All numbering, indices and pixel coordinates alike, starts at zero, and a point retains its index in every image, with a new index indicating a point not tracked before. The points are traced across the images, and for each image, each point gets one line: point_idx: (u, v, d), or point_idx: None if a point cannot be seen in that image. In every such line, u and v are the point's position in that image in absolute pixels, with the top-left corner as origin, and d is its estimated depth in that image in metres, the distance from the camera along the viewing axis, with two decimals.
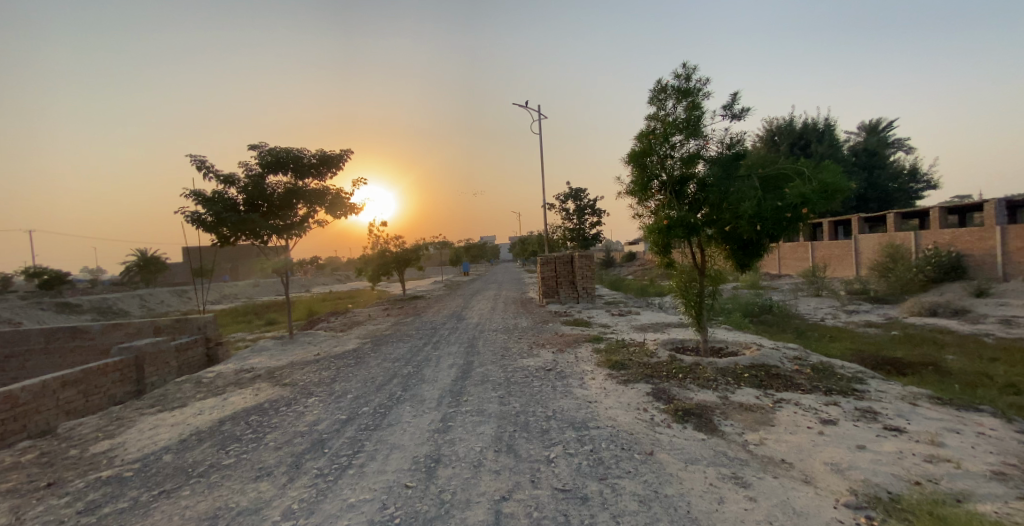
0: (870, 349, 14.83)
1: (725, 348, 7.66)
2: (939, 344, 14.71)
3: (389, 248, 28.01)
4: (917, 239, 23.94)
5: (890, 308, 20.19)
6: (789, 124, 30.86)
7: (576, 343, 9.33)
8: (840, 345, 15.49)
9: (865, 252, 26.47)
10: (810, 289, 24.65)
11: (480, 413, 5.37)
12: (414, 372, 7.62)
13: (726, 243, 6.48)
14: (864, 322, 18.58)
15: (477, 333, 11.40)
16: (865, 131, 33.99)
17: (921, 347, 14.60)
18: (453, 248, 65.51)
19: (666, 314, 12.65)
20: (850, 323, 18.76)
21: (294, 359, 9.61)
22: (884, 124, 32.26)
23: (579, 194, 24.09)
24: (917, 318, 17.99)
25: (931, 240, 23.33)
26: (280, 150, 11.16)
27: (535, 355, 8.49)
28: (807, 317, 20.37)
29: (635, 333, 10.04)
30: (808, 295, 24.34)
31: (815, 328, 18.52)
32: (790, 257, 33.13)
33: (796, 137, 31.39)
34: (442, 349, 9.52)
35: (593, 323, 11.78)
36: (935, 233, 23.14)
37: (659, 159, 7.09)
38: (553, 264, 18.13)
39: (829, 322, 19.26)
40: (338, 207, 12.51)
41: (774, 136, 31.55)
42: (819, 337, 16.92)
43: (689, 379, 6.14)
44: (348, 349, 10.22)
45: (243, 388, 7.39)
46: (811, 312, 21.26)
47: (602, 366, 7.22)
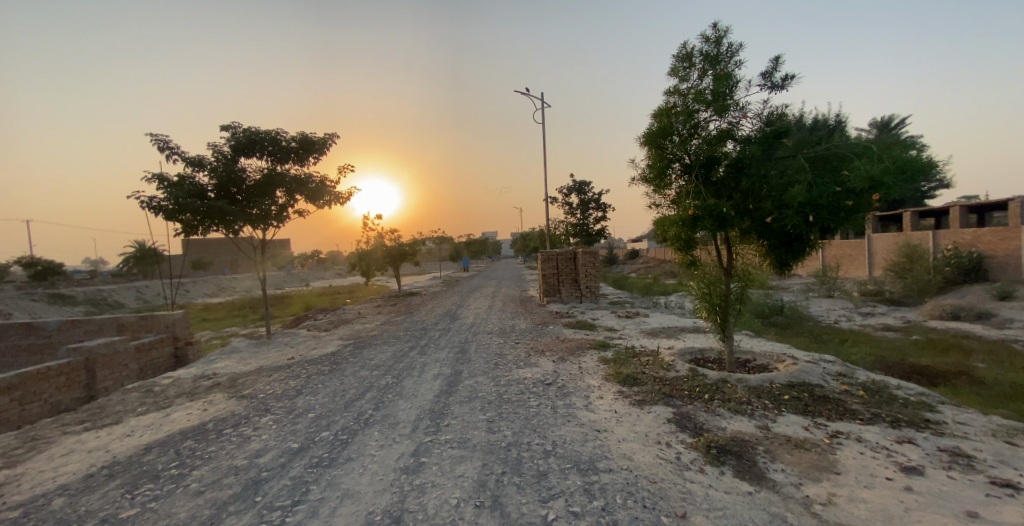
0: (891, 355, 13.79)
1: (753, 361, 6.59)
2: (966, 350, 13.68)
3: (385, 241, 27.02)
4: (935, 239, 22.75)
5: (908, 311, 19.09)
6: None
7: (579, 350, 8.32)
8: (860, 351, 14.44)
9: (880, 252, 25.30)
10: (822, 290, 23.55)
11: (462, 444, 4.35)
12: (392, 384, 6.60)
13: (763, 237, 5.35)
14: (882, 325, 17.51)
15: (469, 336, 10.39)
16: (877, 127, 32.83)
17: (947, 354, 13.54)
18: (453, 244, 64.66)
19: (678, 317, 11.59)
20: (867, 326, 17.68)
21: (264, 363, 8.63)
22: (898, 120, 31.09)
23: (584, 187, 22.96)
24: (938, 321, 16.91)
25: (951, 239, 22.13)
26: (255, 131, 10.11)
27: (532, 364, 7.49)
28: (821, 319, 19.29)
29: (646, 340, 9.00)
30: (820, 296, 23.24)
31: (830, 330, 17.46)
32: None
33: None
34: (429, 355, 8.51)
35: (598, 327, 10.76)
36: (954, 233, 21.97)
37: (681, 140, 6.15)
38: (555, 260, 17.12)
39: (844, 325, 18.20)
40: (322, 195, 11.44)
41: None
42: (834, 341, 15.87)
43: (716, 402, 5.06)
44: (325, 353, 9.21)
45: (193, 401, 6.44)
46: (823, 314, 20.19)
47: (609, 381, 6.20)
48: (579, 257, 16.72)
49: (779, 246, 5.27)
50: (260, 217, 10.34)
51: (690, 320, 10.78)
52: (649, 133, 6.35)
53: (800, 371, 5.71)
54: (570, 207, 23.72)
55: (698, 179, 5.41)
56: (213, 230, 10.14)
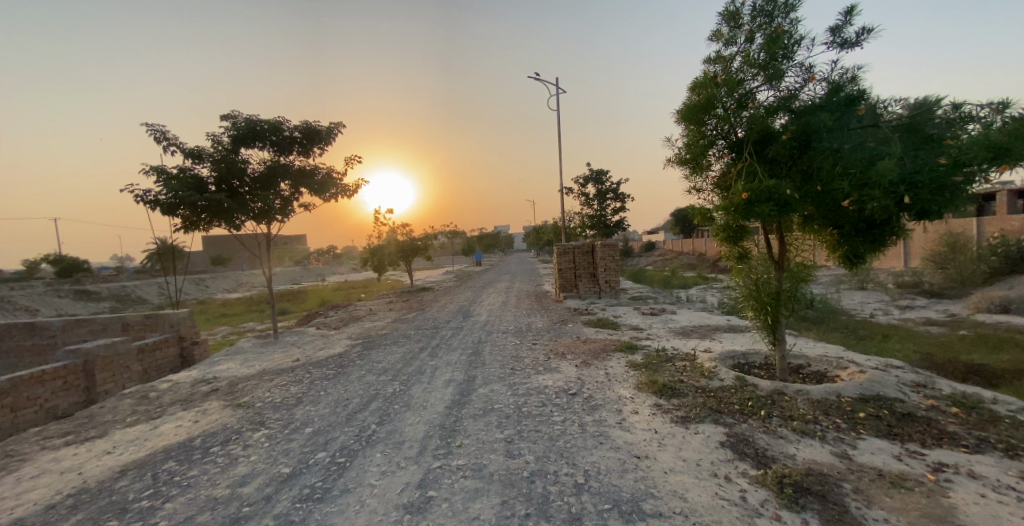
0: (940, 352, 12.67)
1: (807, 368, 5.80)
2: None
3: (397, 236, 26.57)
4: (979, 227, 21.21)
5: (951, 303, 17.78)
6: None
7: (604, 352, 7.56)
8: (903, 348, 13.33)
9: (917, 242, 23.72)
10: (854, 282, 22.25)
11: (477, 473, 3.67)
12: (399, 393, 5.96)
13: (830, 223, 4.54)
14: (924, 319, 16.27)
15: (483, 336, 9.72)
16: None
17: (1003, 350, 12.37)
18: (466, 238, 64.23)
19: (708, 314, 10.72)
20: (907, 320, 16.43)
21: (266, 365, 8.11)
22: None
23: (601, 176, 21.99)
24: (988, 315, 15.61)
25: (997, 227, 20.58)
26: (256, 120, 9.49)
27: (552, 369, 6.78)
28: (855, 313, 18.10)
29: (677, 341, 8.19)
30: (853, 289, 21.91)
31: (866, 325, 16.31)
32: None
33: None
34: (439, 358, 7.86)
35: (621, 326, 9.97)
36: (1001, 220, 20.42)
37: (726, 113, 5.30)
38: (572, 254, 16.31)
39: (882, 318, 16.99)
40: (327, 187, 10.85)
41: None
42: (873, 336, 14.76)
43: (775, 420, 4.27)
44: (332, 354, 8.67)
45: (186, 410, 5.90)
46: (857, 307, 18.99)
47: (643, 392, 5.45)
48: (598, 250, 15.91)
49: (850, 233, 4.47)
50: (263, 211, 9.78)
51: (723, 318, 9.91)
52: (686, 107, 5.55)
53: (869, 381, 4.92)
54: (587, 198, 22.77)
55: (752, 157, 4.60)
56: (215, 225, 9.65)
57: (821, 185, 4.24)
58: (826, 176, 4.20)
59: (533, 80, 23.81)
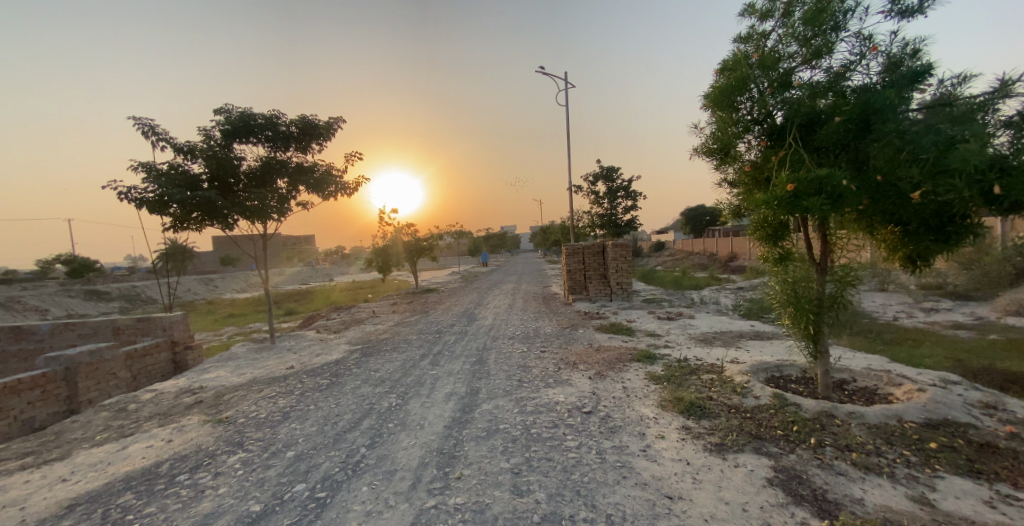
0: (973, 357, 11.84)
1: (853, 384, 5.17)
2: None
3: (403, 236, 26.13)
4: (1007, 225, 20.16)
5: (979, 305, 16.84)
6: None
7: (621, 362, 6.93)
8: (933, 352, 12.51)
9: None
10: (874, 283, 21.33)
11: (478, 516, 3.08)
12: (395, 408, 5.41)
13: (891, 219, 3.87)
14: (952, 322, 15.37)
15: (489, 342, 9.14)
16: None
17: None
18: (473, 239, 63.84)
19: (729, 319, 10.05)
20: (934, 324, 15.53)
21: (257, 372, 7.60)
22: None
23: (612, 173, 21.31)
24: (1021, 318, 14.68)
25: None
26: (251, 114, 8.94)
27: (564, 381, 6.18)
28: (876, 316, 17.24)
29: (698, 350, 7.54)
30: (873, 291, 20.98)
31: (890, 328, 15.46)
32: None
33: None
34: (441, 367, 7.29)
35: (637, 331, 9.32)
36: None
37: (760, 96, 4.67)
38: (582, 254, 15.72)
39: (906, 322, 16.12)
40: (326, 185, 10.31)
41: None
42: (898, 340, 13.94)
43: (830, 451, 3.63)
44: (327, 361, 8.14)
45: (163, 426, 5.40)
46: (878, 309, 18.11)
47: (668, 411, 4.84)
48: (609, 250, 15.28)
49: (917, 230, 3.78)
50: (257, 209, 9.26)
51: (746, 325, 9.23)
52: (714, 91, 4.94)
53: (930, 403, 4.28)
54: (597, 197, 22.09)
55: (795, 143, 3.98)
56: (207, 224, 9.16)
57: (882, 173, 3.57)
58: (890, 163, 3.54)
59: (538, 70, 21.71)
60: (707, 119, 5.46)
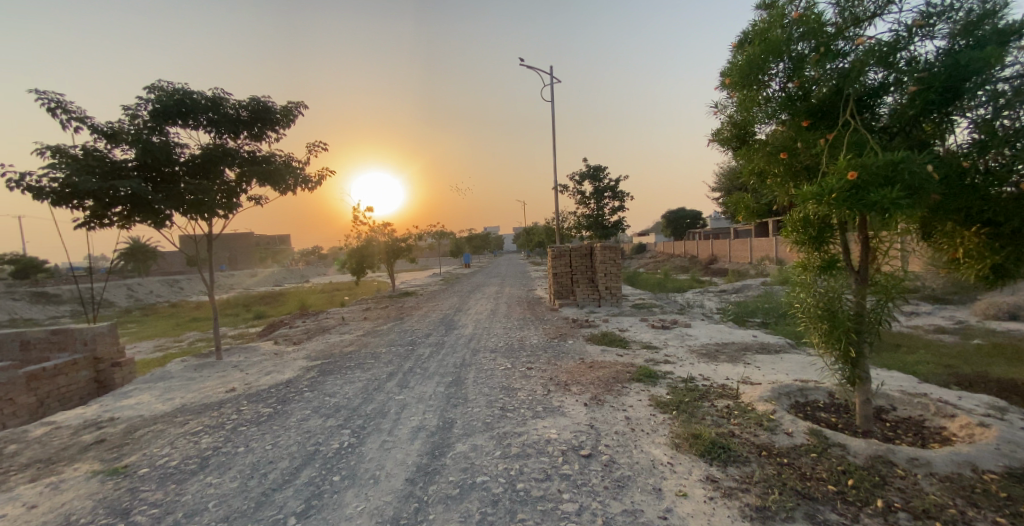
0: (954, 363, 11.25)
1: (892, 413, 4.37)
2: None
3: (377, 236, 24.76)
4: None
5: (956, 310, 16.55)
6: None
7: (619, 383, 6.00)
8: (915, 357, 11.93)
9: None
10: None
11: None
12: (347, 450, 4.33)
13: (981, 217, 3.06)
14: (937, 327, 14.94)
15: (467, 356, 8.10)
16: None
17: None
18: (454, 240, 62.78)
19: (727, 329, 9.30)
20: (916, 328, 15.06)
21: (189, 397, 6.38)
22: None
23: (599, 172, 20.56)
24: (995, 323, 14.39)
25: None
26: (188, 92, 7.66)
27: (554, 408, 5.22)
28: None
29: (703, 367, 6.67)
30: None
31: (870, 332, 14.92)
32: None
33: None
34: (410, 390, 6.21)
35: (631, 343, 8.42)
36: None
37: (795, 67, 3.81)
38: (568, 257, 14.99)
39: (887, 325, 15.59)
40: (282, 177, 9.15)
41: None
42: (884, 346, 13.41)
43: (907, 522, 2.76)
44: (277, 383, 6.97)
45: (38, 472, 4.15)
46: None
47: (684, 453, 3.93)
48: (597, 253, 14.45)
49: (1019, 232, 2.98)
50: (196, 203, 8.03)
51: (748, 336, 8.47)
52: (737, 63, 4.07)
53: (996, 446, 3.37)
54: (583, 197, 21.28)
55: (852, 122, 3.15)
56: (134, 219, 7.86)
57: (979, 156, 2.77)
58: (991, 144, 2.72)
59: (519, 64, 22.07)
60: (722, 100, 4.63)
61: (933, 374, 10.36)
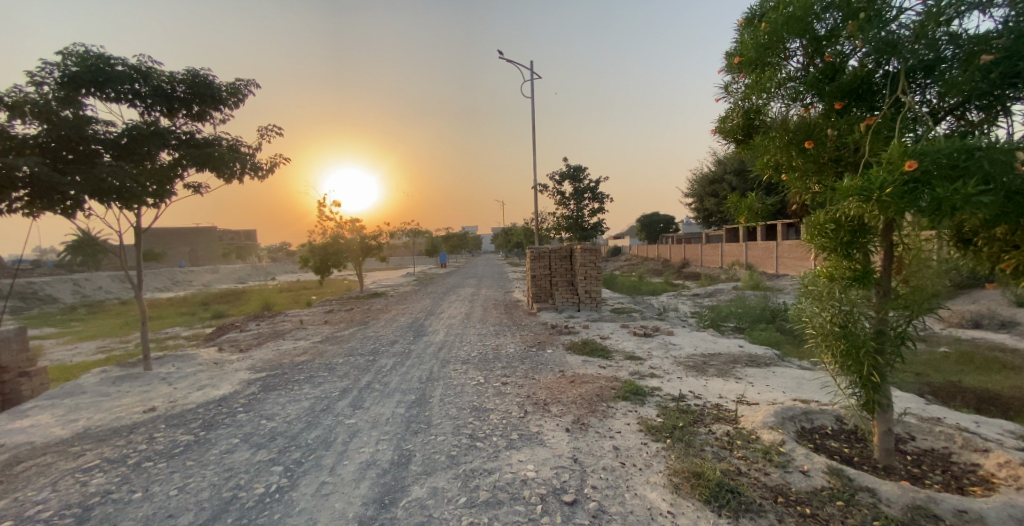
0: (928, 371, 11.29)
1: (912, 444, 3.87)
2: (1011, 366, 11.26)
3: (345, 233, 23.44)
4: None
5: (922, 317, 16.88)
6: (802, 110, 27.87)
7: (603, 403, 5.33)
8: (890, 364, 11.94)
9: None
10: None
11: None
12: (272, 497, 3.46)
13: None
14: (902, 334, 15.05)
15: (434, 369, 7.28)
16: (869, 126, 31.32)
17: (994, 370, 11.12)
18: (429, 239, 61.43)
19: (711, 337, 8.84)
20: None
21: (96, 419, 5.32)
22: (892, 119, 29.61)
23: (578, 172, 20.06)
24: (960, 330, 14.67)
25: None
26: (108, 60, 6.69)
27: (531, 435, 4.50)
28: None
29: (693, 382, 6.09)
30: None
31: None
32: (788, 256, 29.42)
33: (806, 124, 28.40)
34: (364, 412, 5.37)
35: (614, 354, 7.78)
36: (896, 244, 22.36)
37: (824, 41, 3.19)
38: (547, 259, 14.35)
39: None
40: (227, 163, 8.12)
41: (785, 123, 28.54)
42: None
43: None
44: (208, 402, 5.96)
45: None
46: None
47: (685, 498, 3.27)
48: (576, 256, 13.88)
49: None
50: (117, 189, 6.85)
51: (733, 346, 8.00)
52: (753, 39, 3.44)
53: None
54: (562, 198, 20.71)
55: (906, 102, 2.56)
56: (41, 207, 6.68)
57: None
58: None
59: (499, 58, 21.59)
60: (728, 84, 4.01)
61: (909, 383, 10.24)
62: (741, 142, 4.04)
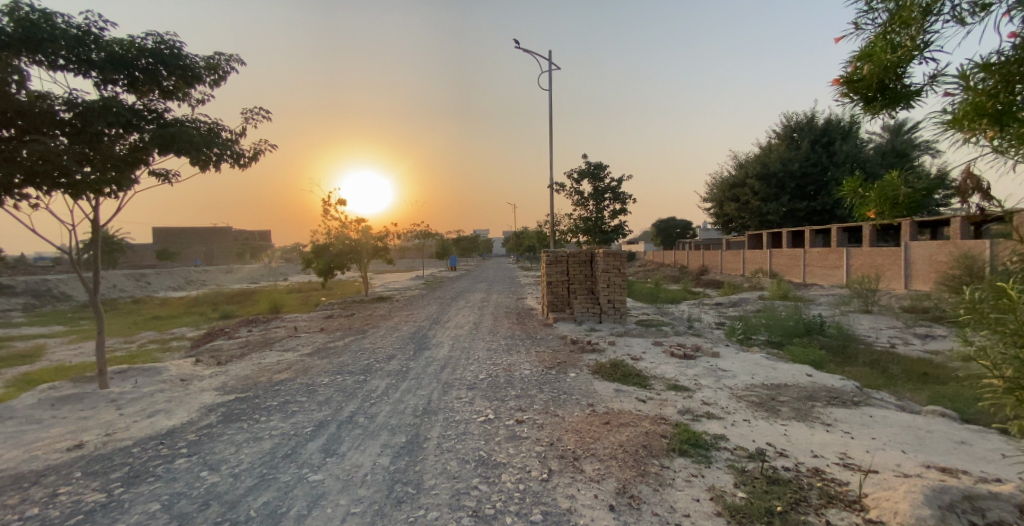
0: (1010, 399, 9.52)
1: None
2: None
3: (349, 233, 22.42)
4: (907, 252, 21.43)
5: None
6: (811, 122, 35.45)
7: (654, 459, 3.95)
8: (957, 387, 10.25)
9: (919, 262, 20.85)
10: (858, 304, 19.68)
11: None
12: None
13: None
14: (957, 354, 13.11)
15: (433, 396, 5.98)
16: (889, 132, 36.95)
17: None
18: (441, 242, 60.81)
19: (767, 362, 7.35)
20: (937, 354, 13.35)
21: (1, 461, 4.15)
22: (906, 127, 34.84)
23: (599, 169, 18.68)
24: None
25: (921, 253, 20.84)
26: (46, 19, 5.61)
27: (558, 515, 3.14)
28: (869, 341, 15.11)
29: (767, 429, 4.67)
30: (857, 312, 19.34)
31: (892, 358, 13.19)
32: (818, 265, 27.48)
33: (820, 132, 35.53)
34: (337, 463, 4.07)
35: (652, 382, 6.39)
36: (925, 247, 20.61)
37: None
38: (565, 264, 13.07)
39: (905, 350, 14.02)
40: (199, 147, 6.88)
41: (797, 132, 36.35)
42: (909, 374, 11.65)
43: None
44: (151, 434, 4.75)
45: None
46: (869, 334, 15.96)
47: None
48: (598, 261, 12.48)
49: None
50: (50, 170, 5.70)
51: (799, 376, 6.55)
52: None
53: None
54: (581, 198, 19.30)
55: None
56: None
57: None
58: None
59: (516, 47, 20.24)
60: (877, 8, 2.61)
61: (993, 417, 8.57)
62: (883, 95, 2.62)
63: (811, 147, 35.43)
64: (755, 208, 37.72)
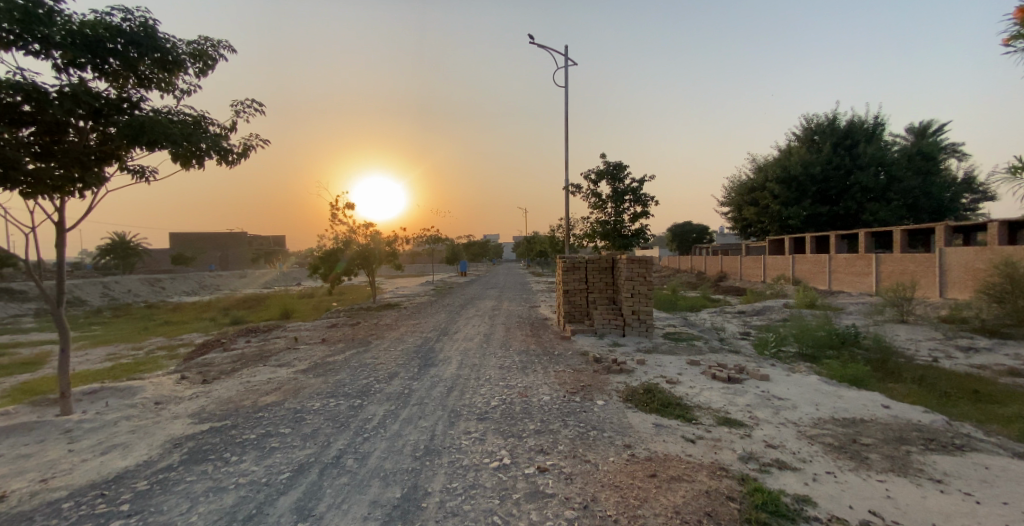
0: None
1: None
2: None
3: (356, 238, 21.77)
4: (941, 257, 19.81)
5: None
6: (833, 123, 34.16)
7: None
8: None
9: (954, 269, 19.30)
10: (893, 313, 18.25)
11: None
12: None
13: None
14: (1013, 369, 11.76)
15: (437, 430, 5.04)
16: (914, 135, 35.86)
17: None
18: (452, 247, 60.25)
19: (829, 388, 6.30)
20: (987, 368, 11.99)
21: None
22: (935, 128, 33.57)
23: (618, 170, 17.69)
24: None
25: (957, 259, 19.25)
26: None
27: None
28: (908, 354, 13.76)
29: (863, 489, 3.63)
30: (893, 321, 17.91)
31: (938, 372, 11.91)
32: (845, 271, 25.97)
33: (842, 134, 34.31)
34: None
35: (699, 414, 5.36)
36: (961, 252, 19.05)
37: None
38: (584, 270, 12.10)
39: (946, 363, 12.66)
40: (175, 139, 6.03)
41: (817, 135, 34.96)
42: (959, 390, 10.39)
43: None
44: (93, 481, 3.88)
45: None
46: (909, 345, 14.62)
47: None
48: (621, 267, 11.45)
49: None
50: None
51: (875, 408, 5.52)
52: None
53: None
54: (598, 200, 18.32)
55: None
56: None
57: None
58: None
59: (529, 43, 19.52)
60: None
61: None
62: None
63: (835, 148, 34.08)
64: (775, 212, 36.04)
